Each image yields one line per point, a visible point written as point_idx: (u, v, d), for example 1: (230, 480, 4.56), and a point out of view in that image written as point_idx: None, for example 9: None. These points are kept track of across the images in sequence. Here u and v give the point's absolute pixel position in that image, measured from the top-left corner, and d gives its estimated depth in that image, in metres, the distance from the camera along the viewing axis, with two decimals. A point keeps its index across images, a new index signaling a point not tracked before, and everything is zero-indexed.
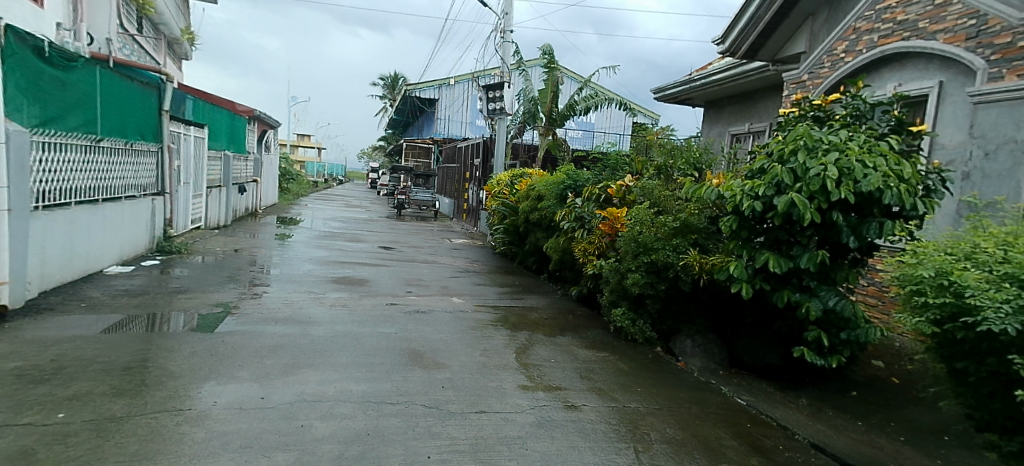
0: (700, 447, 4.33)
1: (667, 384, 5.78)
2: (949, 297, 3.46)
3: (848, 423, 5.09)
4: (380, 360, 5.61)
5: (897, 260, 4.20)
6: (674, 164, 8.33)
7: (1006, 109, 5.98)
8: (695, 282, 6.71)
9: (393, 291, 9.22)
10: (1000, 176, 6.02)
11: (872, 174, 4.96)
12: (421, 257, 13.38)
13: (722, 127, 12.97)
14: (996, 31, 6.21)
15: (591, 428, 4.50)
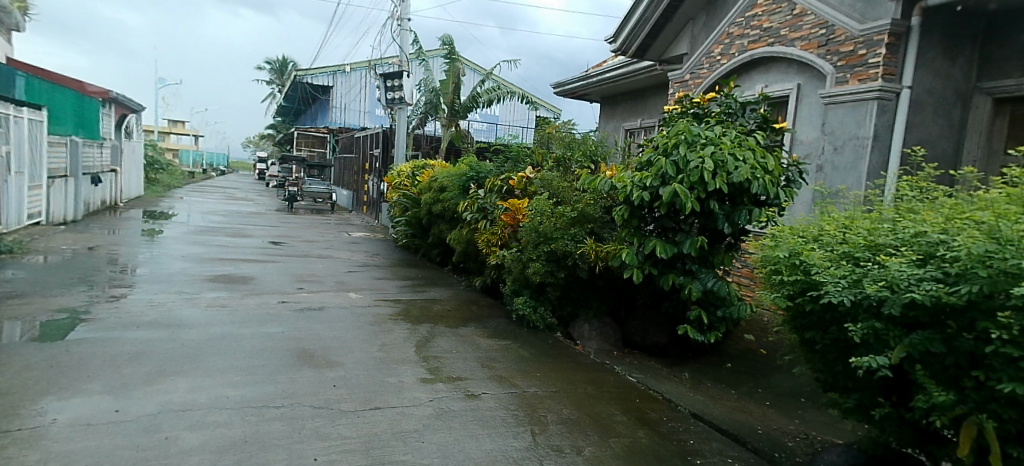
0: (593, 424, 4.52)
1: (565, 367, 6.00)
2: (800, 274, 3.68)
3: (722, 392, 5.58)
4: (262, 361, 5.30)
5: (764, 245, 4.51)
6: (572, 156, 8.51)
7: (850, 109, 6.80)
8: (591, 269, 6.98)
9: (281, 288, 8.74)
10: (846, 169, 6.86)
11: (742, 166, 5.43)
12: (315, 252, 12.79)
13: (618, 120, 13.42)
14: (841, 40, 6.96)
15: (489, 415, 4.55)
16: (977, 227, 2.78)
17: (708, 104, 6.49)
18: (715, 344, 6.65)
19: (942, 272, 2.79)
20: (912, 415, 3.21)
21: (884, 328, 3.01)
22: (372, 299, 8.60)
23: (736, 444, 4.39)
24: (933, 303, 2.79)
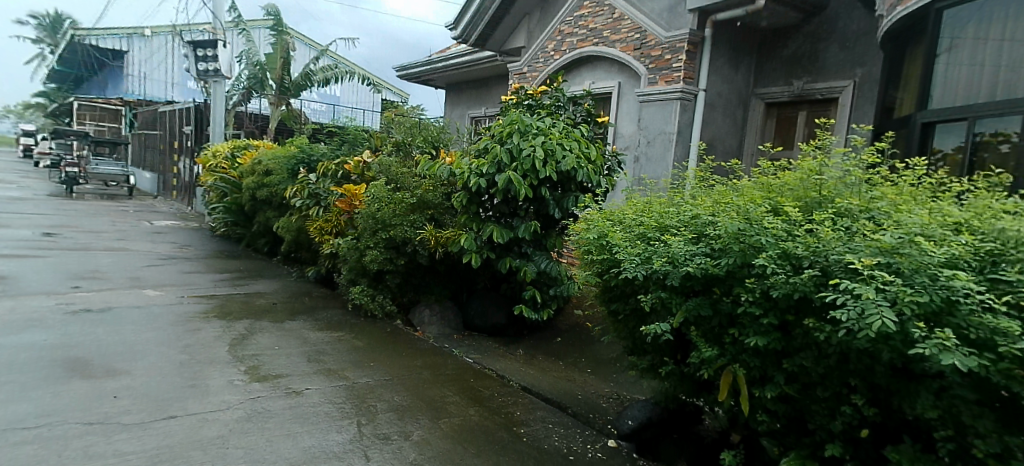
0: (424, 408, 4.51)
1: (400, 354, 5.91)
2: (606, 254, 4.04)
3: (552, 363, 6.03)
4: (18, 376, 4.43)
5: (576, 228, 4.82)
6: (414, 140, 8.18)
7: (659, 108, 7.58)
8: (432, 255, 6.93)
9: (50, 288, 7.37)
10: (657, 159, 7.65)
11: (568, 156, 5.78)
12: (106, 244, 10.99)
13: (462, 108, 13.36)
14: (652, 45, 7.72)
15: (312, 411, 4.32)
16: (737, 210, 3.23)
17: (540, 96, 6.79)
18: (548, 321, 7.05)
19: (709, 248, 3.19)
20: (688, 368, 3.63)
21: (668, 297, 3.39)
22: (180, 295, 7.65)
23: (558, 411, 4.69)
24: (703, 275, 3.18)
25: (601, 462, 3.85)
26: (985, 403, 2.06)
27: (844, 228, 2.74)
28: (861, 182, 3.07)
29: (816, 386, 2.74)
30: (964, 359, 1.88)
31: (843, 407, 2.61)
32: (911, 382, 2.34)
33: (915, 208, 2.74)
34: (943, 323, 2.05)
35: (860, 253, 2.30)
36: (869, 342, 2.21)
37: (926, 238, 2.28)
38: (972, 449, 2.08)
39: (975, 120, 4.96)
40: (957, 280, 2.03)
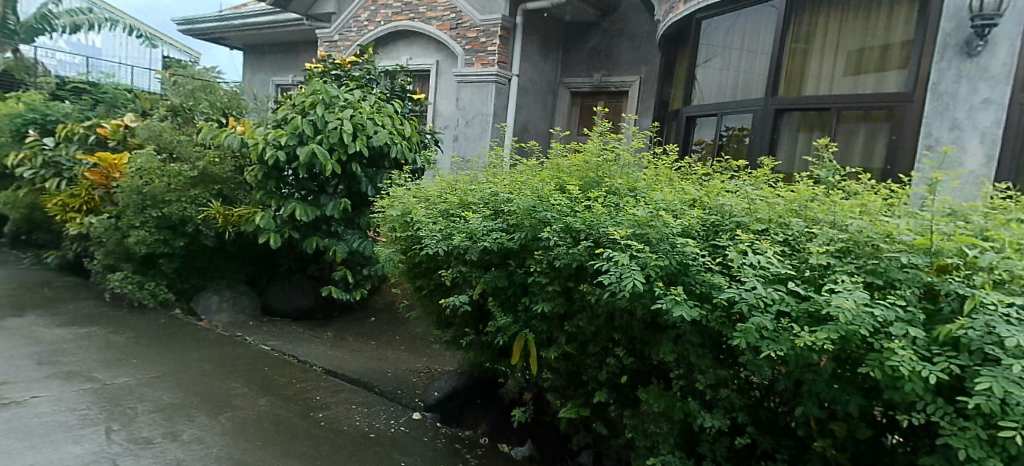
0: (201, 405, 4.11)
1: (176, 347, 5.26)
2: (408, 231, 4.05)
3: (362, 344, 5.74)
4: None
5: (381, 206, 4.74)
6: (196, 105, 7.21)
7: (476, 89, 7.74)
8: (220, 236, 6.22)
9: None
10: (476, 138, 7.86)
11: (381, 131, 5.59)
12: None
13: (264, 75, 12.07)
14: (467, 26, 7.82)
15: (42, 422, 3.65)
16: (528, 187, 3.46)
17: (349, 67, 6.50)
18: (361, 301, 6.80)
19: (505, 224, 3.37)
20: (484, 336, 3.82)
21: (467, 271, 3.54)
22: None
23: (364, 392, 4.60)
24: (499, 249, 3.36)
25: (404, 435, 3.90)
26: (704, 345, 2.51)
27: (611, 204, 3.05)
28: (630, 165, 3.45)
29: (589, 342, 3.10)
30: (689, 310, 2.27)
31: (607, 359, 2.98)
32: (656, 333, 2.76)
33: (667, 186, 3.19)
34: (679, 280, 2.46)
35: (620, 227, 2.63)
36: (627, 300, 2.57)
37: (668, 212, 2.69)
38: (695, 383, 2.54)
39: (721, 116, 5.92)
40: (686, 245, 2.44)
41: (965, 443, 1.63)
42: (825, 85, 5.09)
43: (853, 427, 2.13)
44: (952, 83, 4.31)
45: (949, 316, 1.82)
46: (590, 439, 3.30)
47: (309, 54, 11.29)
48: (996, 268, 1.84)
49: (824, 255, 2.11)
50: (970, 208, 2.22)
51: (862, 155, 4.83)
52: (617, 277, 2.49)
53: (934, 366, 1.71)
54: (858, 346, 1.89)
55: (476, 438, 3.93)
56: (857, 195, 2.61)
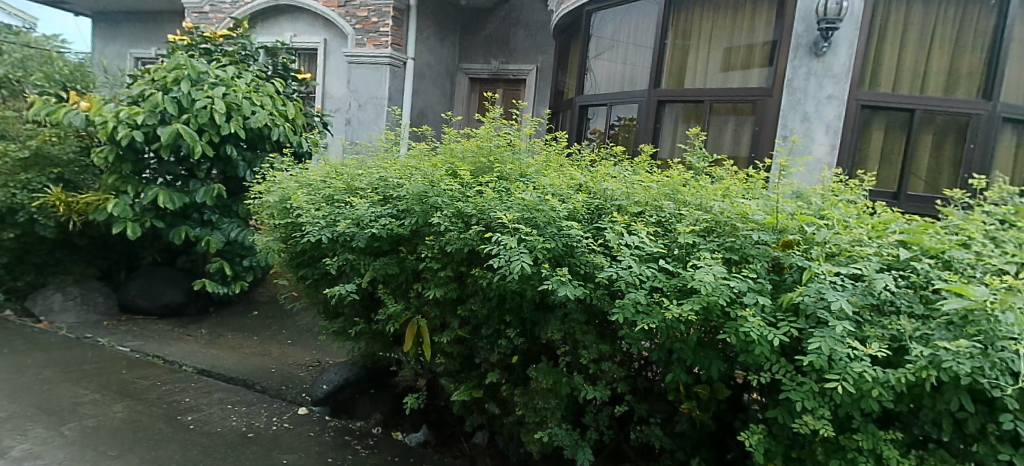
0: (40, 415, 3.67)
1: (9, 353, 4.64)
2: (289, 218, 3.85)
3: (243, 340, 5.39)
4: None
5: (258, 191, 4.44)
6: (28, 76, 6.34)
7: (367, 72, 7.45)
8: (62, 225, 5.57)
9: None
10: (370, 122, 7.57)
11: (259, 112, 5.23)
12: None
13: (120, 45, 10.81)
14: (358, 5, 7.47)
15: None
16: (417, 172, 3.41)
17: (221, 41, 6.01)
18: (242, 294, 6.37)
19: (395, 209, 3.30)
20: (376, 325, 3.72)
21: (354, 259, 3.45)
22: None
23: (244, 390, 4.34)
24: (388, 235, 3.30)
25: (287, 431, 3.74)
26: (589, 322, 2.64)
27: (501, 188, 3.08)
28: (522, 150, 3.49)
29: (482, 325, 3.15)
30: (573, 289, 2.38)
31: (500, 341, 3.04)
32: (546, 313, 2.87)
33: (555, 170, 3.29)
34: (565, 262, 2.57)
35: (508, 211, 2.69)
36: (516, 282, 2.64)
37: (554, 196, 2.78)
38: (580, 359, 2.67)
39: (610, 106, 6.13)
40: (571, 228, 2.54)
41: (802, 396, 1.87)
42: (699, 79, 5.47)
43: (714, 389, 2.36)
44: (803, 80, 4.80)
45: (791, 285, 2.07)
46: (483, 419, 3.36)
47: (173, 25, 10.27)
48: (829, 243, 2.10)
49: (691, 234, 2.30)
50: (813, 190, 2.49)
51: (730, 145, 5.24)
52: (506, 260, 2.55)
53: (778, 330, 1.93)
54: (719, 316, 2.10)
55: (368, 428, 3.87)
56: (722, 179, 2.84)
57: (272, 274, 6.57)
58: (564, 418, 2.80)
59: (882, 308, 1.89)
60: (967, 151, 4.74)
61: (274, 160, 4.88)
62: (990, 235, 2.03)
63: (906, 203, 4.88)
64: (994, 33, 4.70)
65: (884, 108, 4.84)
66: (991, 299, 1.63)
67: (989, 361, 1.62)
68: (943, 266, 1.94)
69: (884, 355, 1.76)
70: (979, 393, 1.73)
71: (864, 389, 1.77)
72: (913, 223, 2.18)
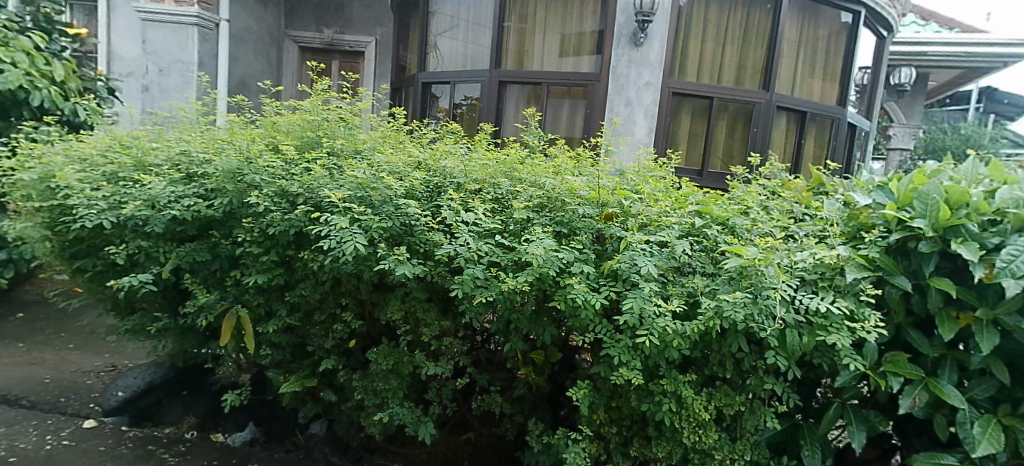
0: None
1: None
2: (56, 201, 3.21)
3: (5, 349, 4.51)
4: None
5: (6, 169, 3.68)
6: None
7: (168, 32, 6.56)
8: None
9: None
10: (169, 90, 6.63)
11: (10, 71, 4.40)
12: None
13: None
14: None
15: None
16: (232, 147, 3.11)
17: None
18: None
19: (201, 189, 2.98)
20: (186, 319, 3.34)
21: (150, 246, 3.08)
22: None
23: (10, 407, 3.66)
24: (194, 218, 2.97)
25: (69, 449, 3.24)
26: (430, 298, 2.67)
27: (333, 166, 2.93)
28: (356, 126, 3.34)
29: (314, 311, 3.00)
30: (410, 267, 2.38)
31: (335, 326, 2.93)
32: (386, 293, 2.84)
33: (393, 147, 3.20)
34: (403, 240, 2.56)
35: (338, 189, 2.59)
36: (352, 264, 2.57)
37: (390, 174, 2.73)
38: (420, 336, 2.70)
39: (454, 84, 6.01)
40: (408, 206, 2.53)
41: (619, 351, 2.09)
42: (538, 63, 5.65)
43: (548, 353, 2.54)
44: (625, 67, 5.25)
45: (612, 253, 2.29)
46: (319, 408, 3.24)
47: None
48: (641, 215, 2.33)
49: (526, 210, 2.42)
50: (632, 167, 2.74)
51: (567, 127, 5.53)
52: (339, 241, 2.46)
53: (600, 294, 2.13)
54: (549, 284, 2.25)
55: (179, 434, 3.51)
56: (555, 157, 2.98)
57: (39, 269, 5.59)
58: (406, 397, 2.82)
59: (682, 269, 2.17)
60: (751, 133, 5.55)
61: (32, 130, 4.05)
62: (764, 204, 2.41)
63: (707, 179, 5.54)
64: (770, 34, 5.55)
65: (690, 95, 5.44)
66: (761, 257, 1.96)
67: (758, 307, 1.95)
68: (729, 231, 2.27)
69: (682, 310, 2.04)
70: (752, 336, 2.09)
71: (667, 340, 2.03)
72: (708, 195, 2.50)
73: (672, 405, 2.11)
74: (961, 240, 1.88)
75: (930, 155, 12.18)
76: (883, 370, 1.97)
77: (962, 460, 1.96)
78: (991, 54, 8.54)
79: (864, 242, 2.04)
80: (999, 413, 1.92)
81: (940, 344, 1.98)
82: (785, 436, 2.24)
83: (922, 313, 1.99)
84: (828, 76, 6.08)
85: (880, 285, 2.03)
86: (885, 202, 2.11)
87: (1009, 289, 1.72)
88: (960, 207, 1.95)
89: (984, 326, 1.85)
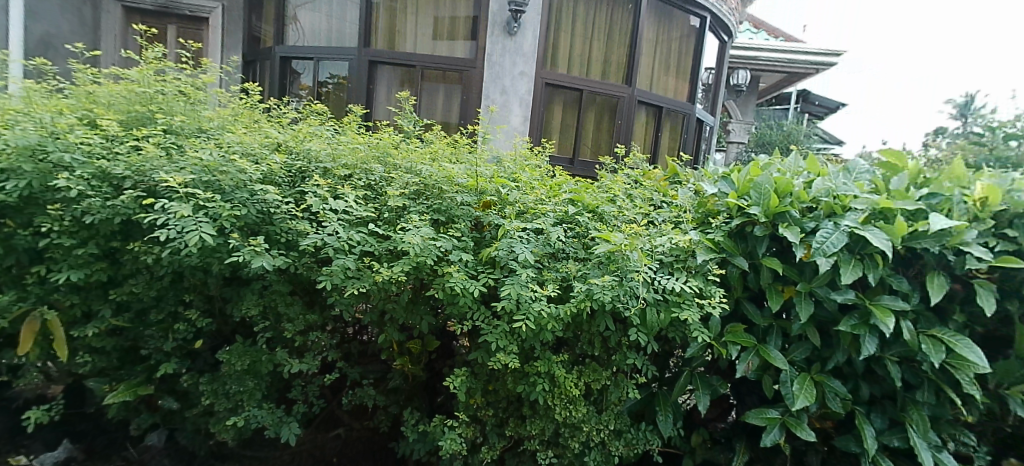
0: None
1: None
2: None
3: None
4: None
5: None
6: None
7: None
8: None
9: None
10: None
11: None
12: None
13: None
14: None
15: None
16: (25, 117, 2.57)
17: None
18: None
19: None
20: None
21: None
22: None
23: None
24: None
25: None
26: (294, 292, 2.50)
27: (171, 146, 2.57)
28: (201, 102, 2.93)
29: (150, 311, 2.61)
30: (271, 259, 2.20)
31: (176, 326, 2.59)
32: (241, 286, 2.59)
33: (248, 124, 2.91)
34: (261, 230, 2.36)
35: (177, 172, 2.29)
36: (198, 256, 2.31)
37: (245, 157, 2.48)
38: (282, 332, 2.51)
39: (318, 61, 5.54)
40: (266, 192, 2.33)
41: (497, 337, 2.13)
42: (411, 48, 5.49)
43: (425, 342, 2.52)
44: (500, 56, 5.32)
45: (490, 241, 2.33)
46: (156, 418, 2.81)
47: None
48: (517, 202, 2.39)
49: (402, 198, 2.37)
50: (508, 155, 2.79)
51: (443, 112, 5.49)
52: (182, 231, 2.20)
53: (478, 281, 2.16)
54: (426, 273, 2.24)
55: None
56: (430, 142, 2.93)
57: None
58: (267, 397, 2.61)
59: (557, 255, 2.28)
60: (616, 124, 5.91)
61: None
62: (628, 192, 2.61)
63: (578, 168, 5.79)
64: (631, 32, 5.93)
65: (562, 87, 5.65)
66: (626, 242, 2.11)
67: (624, 289, 2.09)
68: (598, 218, 2.42)
69: (556, 294, 2.13)
70: (617, 315, 2.25)
71: (542, 323, 2.11)
72: (579, 184, 2.64)
73: (546, 385, 2.21)
74: (787, 224, 2.18)
75: (759, 148, 13.74)
76: (725, 340, 2.23)
77: (784, 412, 2.29)
78: (810, 62, 9.67)
79: (711, 227, 2.30)
80: (812, 371, 2.27)
81: (768, 316, 2.30)
82: (644, 404, 2.45)
83: (756, 288, 2.29)
84: (681, 74, 6.64)
85: (723, 265, 2.29)
86: (728, 190, 2.38)
87: (822, 266, 2.05)
88: (785, 196, 2.26)
89: (803, 298, 2.17)
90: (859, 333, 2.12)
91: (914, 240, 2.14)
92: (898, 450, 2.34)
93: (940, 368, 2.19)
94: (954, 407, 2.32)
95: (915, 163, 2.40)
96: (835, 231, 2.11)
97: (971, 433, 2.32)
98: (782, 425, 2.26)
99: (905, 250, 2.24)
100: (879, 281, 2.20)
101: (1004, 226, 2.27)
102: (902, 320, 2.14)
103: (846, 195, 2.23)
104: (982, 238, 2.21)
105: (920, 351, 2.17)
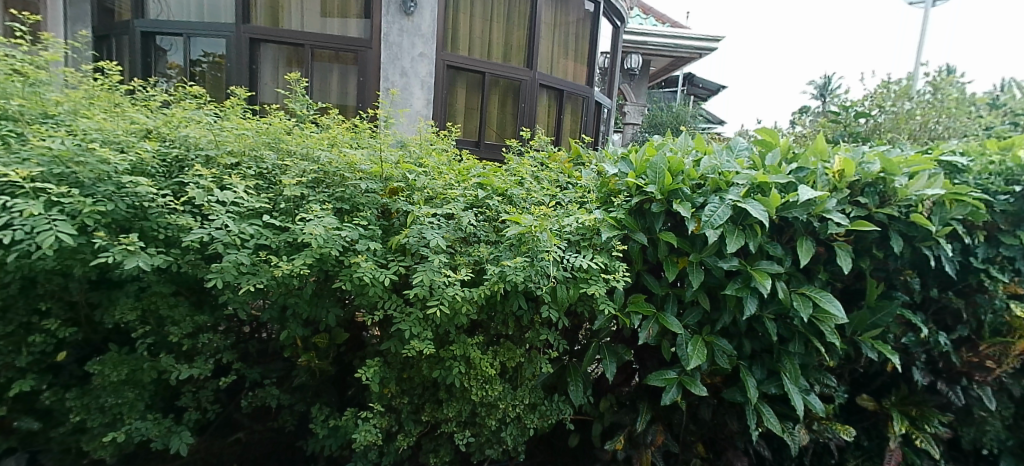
0: None
1: None
2: None
3: None
4: None
5: None
6: None
7: None
8: None
9: None
10: None
11: None
12: None
13: None
14: None
15: None
16: None
17: None
18: None
19: None
20: None
21: None
22: None
23: None
24: None
25: None
26: (179, 293, 2.27)
27: (6, 135, 2.09)
28: (43, 83, 2.37)
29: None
30: (147, 258, 1.95)
31: (29, 339, 2.14)
32: (111, 289, 2.25)
33: (109, 101, 2.50)
34: (133, 227, 2.08)
35: (20, 166, 1.94)
36: (54, 259, 1.97)
37: (106, 145, 2.16)
38: (167, 337, 2.26)
39: (188, 37, 5.00)
40: (138, 185, 2.04)
41: (410, 324, 2.09)
42: (297, 22, 5.14)
43: (333, 335, 2.44)
44: (397, 35, 5.13)
45: (398, 228, 2.29)
46: (12, 442, 2.27)
47: None
48: (426, 188, 2.38)
49: (299, 187, 2.25)
50: (412, 139, 2.75)
51: (338, 94, 5.25)
52: (30, 232, 1.89)
53: (388, 270, 2.11)
54: (331, 264, 2.14)
55: None
56: (328, 127, 2.78)
57: None
58: (150, 408, 2.33)
59: (468, 239, 2.29)
60: (520, 108, 5.94)
61: None
62: (535, 174, 2.71)
63: (485, 150, 5.80)
64: (530, 14, 5.96)
65: (463, 68, 5.58)
66: (535, 224, 2.18)
67: (535, 269, 2.16)
68: (508, 201, 2.47)
69: (469, 277, 2.15)
70: (529, 294, 2.31)
71: (456, 308, 2.11)
72: (487, 168, 2.68)
73: (461, 368, 2.22)
74: (679, 200, 2.37)
75: (653, 129, 14.42)
76: (628, 311, 2.37)
77: (680, 372, 2.47)
78: (694, 46, 10.25)
79: (614, 206, 2.44)
80: (703, 333, 2.48)
81: (665, 285, 2.48)
82: (556, 376, 2.56)
83: (654, 260, 2.47)
84: (579, 58, 6.75)
85: (625, 242, 2.44)
86: (627, 170, 2.55)
87: (710, 237, 2.25)
88: (678, 174, 2.46)
89: (694, 268, 2.38)
90: (743, 295, 2.35)
91: (786, 210, 2.41)
92: (776, 396, 2.66)
93: (809, 321, 2.50)
94: (819, 354, 2.67)
95: (786, 141, 2.72)
96: (721, 205, 2.32)
97: (832, 376, 2.67)
98: (679, 384, 2.44)
99: (779, 220, 2.52)
100: (759, 249, 2.46)
101: (857, 194, 2.63)
102: (777, 281, 2.41)
103: (729, 171, 2.47)
104: (841, 206, 2.54)
105: (792, 308, 2.46)
